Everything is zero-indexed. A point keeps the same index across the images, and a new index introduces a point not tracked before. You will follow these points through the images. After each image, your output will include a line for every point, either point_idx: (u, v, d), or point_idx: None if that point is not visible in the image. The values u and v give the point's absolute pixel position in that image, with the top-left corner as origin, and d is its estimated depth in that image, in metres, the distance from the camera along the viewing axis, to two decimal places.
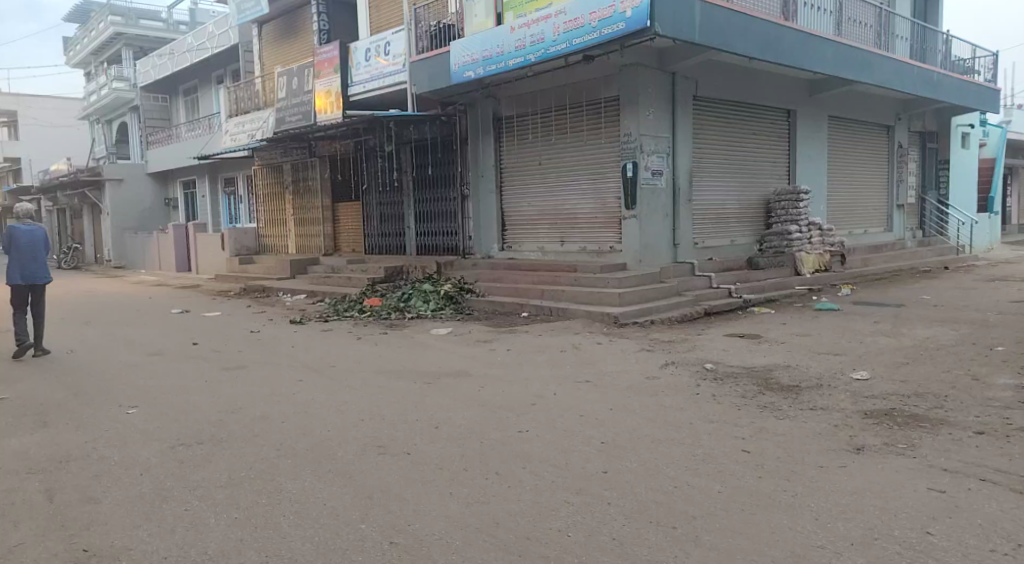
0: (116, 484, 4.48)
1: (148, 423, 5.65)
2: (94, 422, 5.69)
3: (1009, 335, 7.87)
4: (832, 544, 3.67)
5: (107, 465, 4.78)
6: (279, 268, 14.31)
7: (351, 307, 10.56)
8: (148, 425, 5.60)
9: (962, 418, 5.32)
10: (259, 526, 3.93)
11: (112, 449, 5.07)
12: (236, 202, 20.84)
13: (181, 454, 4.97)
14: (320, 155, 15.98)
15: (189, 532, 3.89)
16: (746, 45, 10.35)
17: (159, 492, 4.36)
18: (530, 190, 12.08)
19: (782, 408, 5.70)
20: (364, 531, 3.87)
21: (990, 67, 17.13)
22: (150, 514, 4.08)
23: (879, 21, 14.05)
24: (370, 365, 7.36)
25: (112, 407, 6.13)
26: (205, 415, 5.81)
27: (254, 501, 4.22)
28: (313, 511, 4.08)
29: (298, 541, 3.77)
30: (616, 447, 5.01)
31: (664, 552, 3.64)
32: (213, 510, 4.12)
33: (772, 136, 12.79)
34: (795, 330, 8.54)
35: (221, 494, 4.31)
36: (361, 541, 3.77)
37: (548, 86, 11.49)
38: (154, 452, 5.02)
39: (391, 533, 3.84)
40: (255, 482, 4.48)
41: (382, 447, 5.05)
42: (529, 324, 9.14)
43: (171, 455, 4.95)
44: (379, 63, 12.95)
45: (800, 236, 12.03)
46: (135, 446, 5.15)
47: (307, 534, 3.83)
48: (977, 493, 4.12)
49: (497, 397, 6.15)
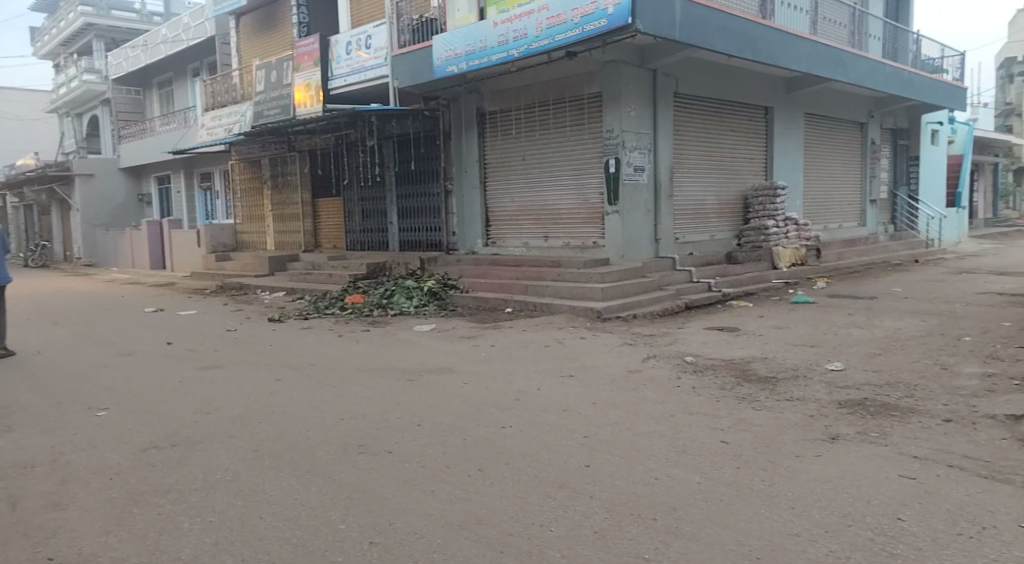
0: (85, 489, 4.24)
1: (120, 425, 5.40)
2: (63, 425, 5.42)
3: (976, 326, 8.10)
4: (808, 533, 3.49)
5: (76, 470, 4.53)
6: (258, 265, 14.12)
7: (331, 304, 10.45)
8: (120, 427, 5.35)
9: (931, 407, 5.23)
10: (235, 530, 3.71)
11: (82, 453, 4.82)
12: (212, 198, 20.49)
13: (154, 457, 4.71)
14: (299, 150, 15.80)
15: (162, 537, 3.67)
16: (726, 44, 10.51)
17: (132, 496, 4.13)
18: (512, 186, 12.09)
19: (758, 399, 5.59)
20: (345, 532, 3.67)
21: (957, 66, 17.64)
22: (120, 520, 3.85)
23: (852, 20, 14.38)
24: (351, 362, 7.17)
25: (82, 409, 5.86)
26: (179, 415, 5.56)
27: (231, 504, 4.00)
28: (292, 513, 3.87)
29: (276, 545, 3.57)
30: (591, 438, 4.82)
31: (644, 545, 3.45)
32: (187, 513, 3.91)
33: (750, 133, 13.00)
34: (771, 323, 8.67)
35: (196, 497, 4.09)
36: (341, 542, 3.56)
37: (532, 82, 11.50)
38: (124, 453, 4.78)
39: (372, 533, 3.64)
40: (231, 484, 4.25)
41: (362, 446, 4.79)
42: (511, 320, 9.10)
43: (143, 459, 4.69)
44: (360, 56, 12.85)
45: (777, 230, 12.30)
46: (106, 449, 4.89)
47: (286, 537, 3.62)
48: (946, 479, 3.95)
49: (480, 391, 5.99)
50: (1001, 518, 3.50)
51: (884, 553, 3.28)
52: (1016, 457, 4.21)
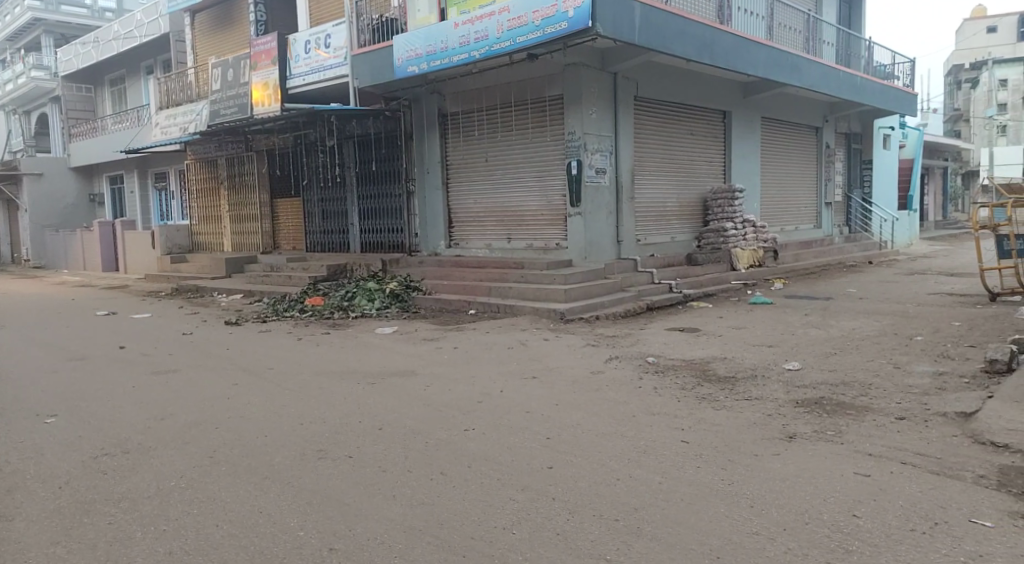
0: (31, 499, 4.08)
1: (68, 431, 5.22)
2: (7, 433, 5.22)
3: (926, 325, 8.34)
4: (767, 531, 3.52)
5: (21, 479, 4.36)
6: (214, 266, 13.83)
7: (291, 307, 10.27)
8: (68, 434, 5.17)
9: (885, 404, 5.36)
10: (187, 540, 3.61)
11: (28, 461, 4.64)
12: (167, 198, 20.03)
13: (104, 464, 4.57)
14: (257, 150, 15.53)
15: (111, 548, 3.55)
16: (685, 48, 10.64)
17: (80, 506, 3.99)
18: (475, 187, 12.06)
19: (718, 398, 5.66)
20: (303, 539, 3.60)
21: (907, 73, 18.16)
22: (68, 531, 3.72)
23: (807, 27, 14.69)
24: (310, 365, 7.06)
25: (28, 415, 5.65)
26: (131, 421, 5.40)
27: (184, 512, 3.90)
28: (248, 520, 3.78)
29: (231, 553, 3.48)
30: (554, 440, 4.81)
31: (607, 545, 3.45)
32: (139, 522, 3.80)
33: (710, 136, 13.19)
34: (730, 323, 8.80)
35: (148, 506, 3.96)
36: (299, 549, 3.49)
37: (494, 83, 11.48)
38: (73, 461, 4.63)
39: (331, 539, 3.58)
40: (185, 491, 4.14)
41: (322, 451, 4.71)
42: (475, 322, 9.07)
43: (93, 466, 4.54)
44: (319, 55, 12.69)
45: (736, 232, 12.47)
46: (53, 457, 4.72)
47: (241, 545, 3.54)
48: (898, 476, 4.05)
49: (442, 394, 5.94)
50: (952, 513, 3.58)
51: (841, 549, 3.33)
52: (966, 453, 4.32)
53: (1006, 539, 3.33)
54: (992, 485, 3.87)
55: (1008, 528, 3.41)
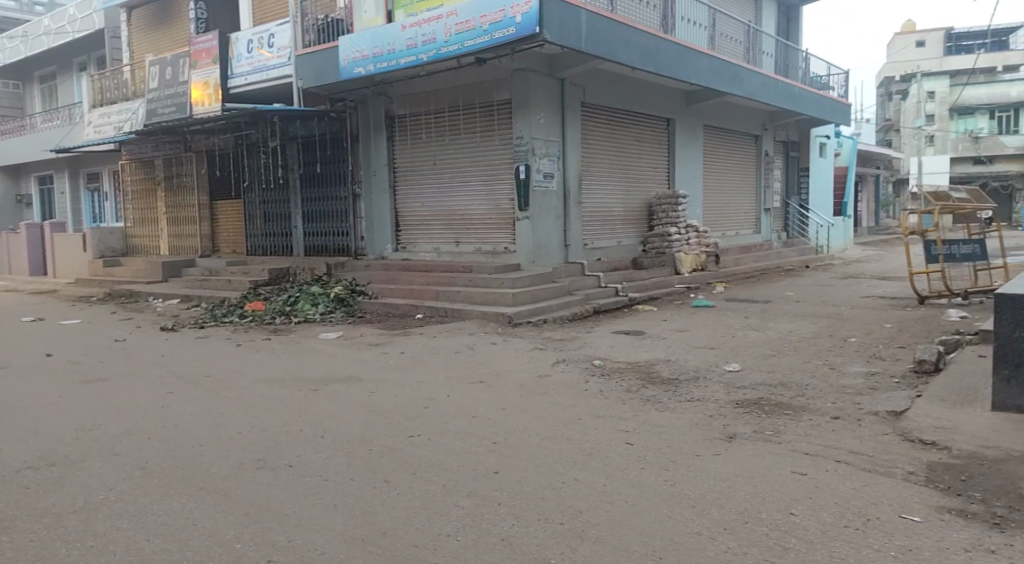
0: None
1: None
2: None
3: (859, 327, 8.64)
4: (708, 531, 3.58)
5: None
6: (150, 270, 13.39)
7: (230, 312, 10.01)
8: None
9: (821, 404, 5.52)
10: (116, 556, 3.46)
11: None
12: (100, 200, 19.33)
13: (27, 478, 4.35)
14: (196, 150, 15.12)
15: None
16: (630, 56, 10.80)
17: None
18: (422, 190, 11.97)
19: (662, 400, 5.74)
20: (240, 551, 3.49)
21: (842, 84, 18.82)
22: None
23: (748, 37, 15.08)
24: (251, 372, 6.89)
25: None
26: (58, 433, 5.16)
27: (113, 526, 3.74)
28: (183, 534, 3.65)
29: None
30: (500, 444, 4.81)
31: (552, 549, 3.46)
32: (64, 538, 3.63)
33: (655, 143, 13.42)
34: (673, 326, 8.95)
35: (75, 521, 3.79)
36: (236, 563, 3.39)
37: (442, 87, 11.44)
38: None
39: (270, 551, 3.48)
40: (114, 505, 3.97)
41: (261, 460, 4.59)
42: (421, 326, 9.01)
43: (14, 481, 4.32)
44: (262, 55, 12.43)
45: (680, 237, 12.71)
46: None
47: (174, 560, 3.42)
48: (833, 474, 4.16)
49: (387, 400, 5.87)
50: (884, 509, 3.70)
51: (779, 547, 3.41)
52: (897, 451, 4.47)
53: (933, 533, 3.45)
54: (921, 481, 4.01)
55: (935, 522, 3.54)
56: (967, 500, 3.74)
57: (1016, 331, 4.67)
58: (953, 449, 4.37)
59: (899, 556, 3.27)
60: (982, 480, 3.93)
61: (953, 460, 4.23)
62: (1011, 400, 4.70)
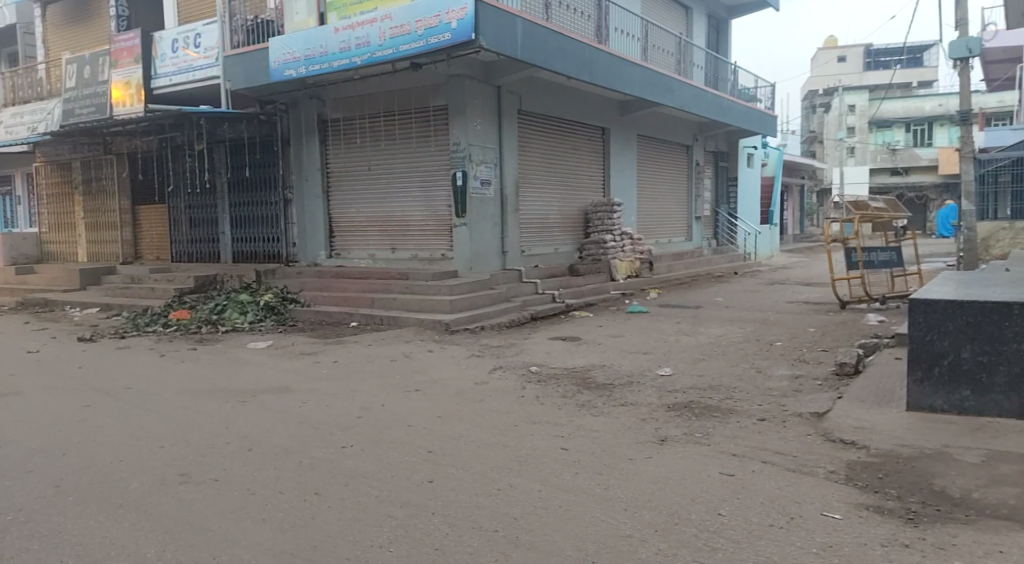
0: None
1: None
2: None
3: (785, 331, 8.93)
4: (640, 533, 3.62)
5: None
6: (67, 278, 12.76)
7: (153, 321, 9.63)
8: None
9: (748, 406, 5.67)
10: None
11: None
12: (13, 204, 18.35)
13: None
14: (117, 152, 14.52)
15: None
16: (565, 65, 10.92)
17: None
18: (357, 196, 11.81)
19: (597, 405, 5.80)
20: None
21: (768, 96, 19.49)
22: None
23: (679, 49, 15.46)
24: (175, 383, 6.63)
25: None
26: None
27: (23, 549, 3.53)
28: (99, 554, 3.48)
29: None
30: (435, 453, 4.75)
31: (486, 557, 3.43)
32: None
33: (590, 151, 13.59)
34: (608, 332, 9.06)
35: None
36: None
37: (376, 91, 11.32)
38: None
39: None
40: (24, 526, 3.75)
41: (185, 475, 4.42)
42: (356, 334, 8.87)
43: None
44: (188, 56, 12.05)
45: (614, 244, 12.91)
46: None
47: None
48: (759, 474, 4.28)
49: (319, 410, 5.74)
50: (807, 507, 3.82)
51: (707, 547, 3.47)
52: (820, 450, 4.63)
53: (853, 529, 3.57)
54: (842, 479, 4.16)
55: (855, 519, 3.67)
56: (884, 496, 3.90)
57: (929, 334, 4.89)
58: (871, 448, 4.55)
59: (821, 553, 3.38)
60: (899, 477, 4.10)
61: (871, 458, 4.41)
62: (924, 400, 4.92)
